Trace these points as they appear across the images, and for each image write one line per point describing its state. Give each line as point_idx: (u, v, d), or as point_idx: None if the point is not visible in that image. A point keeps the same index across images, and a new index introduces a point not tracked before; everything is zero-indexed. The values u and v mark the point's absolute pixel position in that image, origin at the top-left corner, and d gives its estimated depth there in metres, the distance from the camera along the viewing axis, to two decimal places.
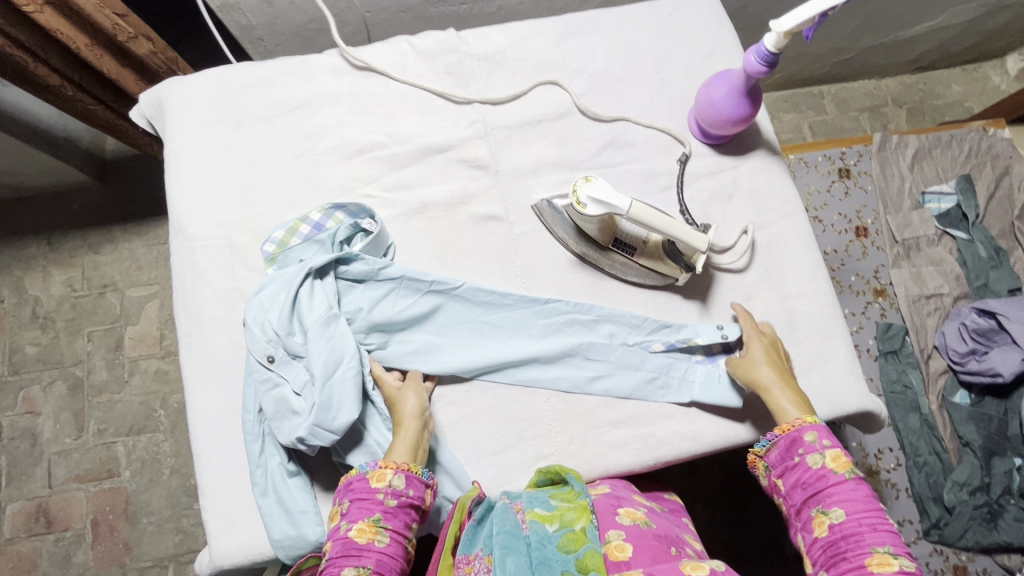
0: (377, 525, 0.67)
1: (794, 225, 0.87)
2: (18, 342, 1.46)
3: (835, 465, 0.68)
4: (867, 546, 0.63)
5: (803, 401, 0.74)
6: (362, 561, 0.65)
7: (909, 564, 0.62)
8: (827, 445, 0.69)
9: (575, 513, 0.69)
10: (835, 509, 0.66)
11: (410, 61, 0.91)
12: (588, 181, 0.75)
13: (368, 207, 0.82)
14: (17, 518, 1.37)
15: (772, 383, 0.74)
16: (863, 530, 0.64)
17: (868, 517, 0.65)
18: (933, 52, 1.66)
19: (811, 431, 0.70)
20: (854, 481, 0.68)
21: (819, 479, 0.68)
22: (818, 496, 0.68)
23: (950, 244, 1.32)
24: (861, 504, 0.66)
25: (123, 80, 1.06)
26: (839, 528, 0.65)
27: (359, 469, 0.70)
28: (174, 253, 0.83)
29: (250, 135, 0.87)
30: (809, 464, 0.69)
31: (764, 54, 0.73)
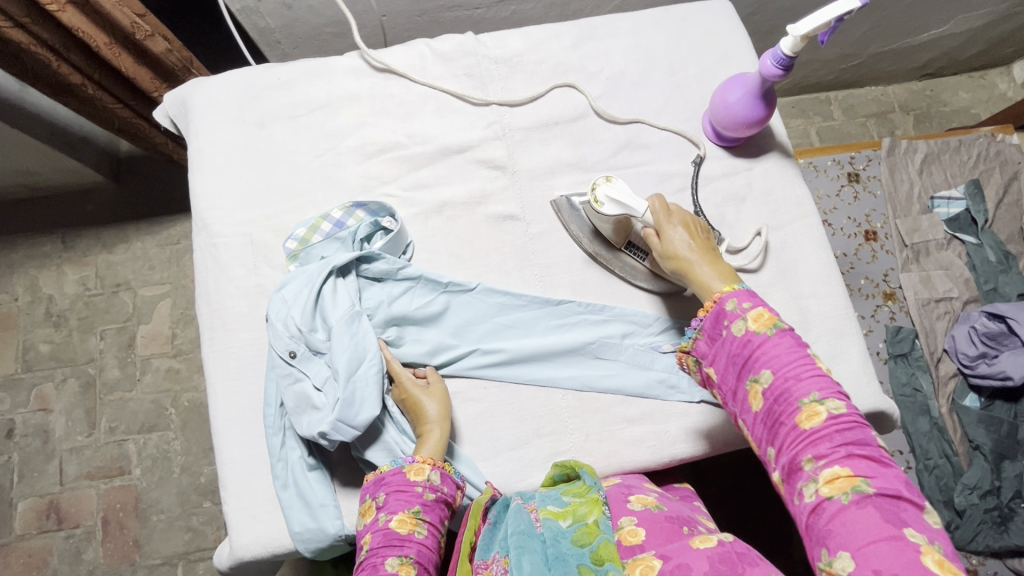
0: (416, 516, 0.68)
1: (807, 227, 0.88)
2: (31, 339, 1.47)
3: (756, 325, 0.64)
4: (798, 404, 0.59)
5: (727, 273, 0.72)
6: (404, 551, 0.65)
7: (844, 410, 0.57)
8: (747, 307, 0.66)
9: (588, 507, 0.69)
10: (764, 372, 0.62)
11: (429, 63, 0.92)
12: (608, 180, 0.77)
13: (388, 206, 0.84)
14: (29, 514, 1.38)
15: (695, 264, 0.73)
16: (791, 385, 0.60)
17: (795, 371, 0.60)
18: (940, 60, 1.68)
19: (730, 300, 0.67)
20: (778, 334, 0.63)
21: (745, 346, 0.64)
22: (748, 365, 0.64)
23: (960, 248, 1.33)
24: (788, 359, 0.61)
25: (140, 79, 1.08)
26: (772, 394, 0.61)
27: (393, 464, 0.72)
28: (196, 250, 0.85)
29: (272, 135, 0.88)
30: (734, 334, 0.65)
31: (780, 57, 0.74)
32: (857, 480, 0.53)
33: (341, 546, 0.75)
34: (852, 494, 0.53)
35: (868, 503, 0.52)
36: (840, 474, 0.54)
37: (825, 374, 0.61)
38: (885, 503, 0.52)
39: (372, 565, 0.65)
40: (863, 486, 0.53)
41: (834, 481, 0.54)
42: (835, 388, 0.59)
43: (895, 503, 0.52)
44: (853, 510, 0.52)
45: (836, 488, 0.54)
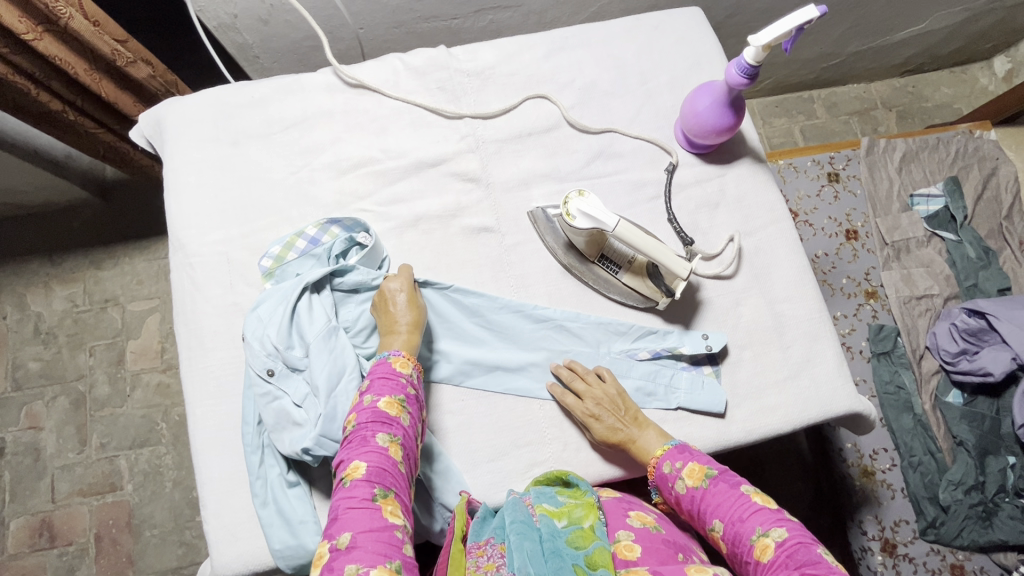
0: (403, 404, 0.68)
1: (780, 231, 0.89)
2: (20, 357, 1.47)
3: (692, 480, 0.71)
4: (749, 540, 0.64)
5: (659, 429, 0.78)
6: (392, 430, 0.66)
7: (788, 533, 0.62)
8: (680, 467, 0.73)
9: (584, 511, 0.70)
10: (714, 521, 0.68)
11: (402, 77, 0.93)
12: (579, 195, 0.77)
13: (363, 221, 0.85)
14: (21, 532, 1.38)
15: (631, 436, 0.77)
16: (737, 526, 0.66)
17: (737, 511, 0.66)
18: (921, 56, 1.69)
19: (665, 463, 0.74)
20: (713, 482, 0.70)
21: (692, 500, 0.71)
22: (701, 516, 0.70)
23: (940, 245, 1.34)
24: (729, 502, 0.68)
25: (122, 103, 1.08)
26: (728, 538, 0.66)
27: (381, 356, 0.72)
28: (173, 270, 0.85)
29: (247, 153, 0.89)
30: (680, 494, 0.72)
31: (744, 66, 0.75)
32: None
33: None
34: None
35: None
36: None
37: (767, 506, 0.66)
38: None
39: (360, 437, 0.65)
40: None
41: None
42: (774, 516, 0.64)
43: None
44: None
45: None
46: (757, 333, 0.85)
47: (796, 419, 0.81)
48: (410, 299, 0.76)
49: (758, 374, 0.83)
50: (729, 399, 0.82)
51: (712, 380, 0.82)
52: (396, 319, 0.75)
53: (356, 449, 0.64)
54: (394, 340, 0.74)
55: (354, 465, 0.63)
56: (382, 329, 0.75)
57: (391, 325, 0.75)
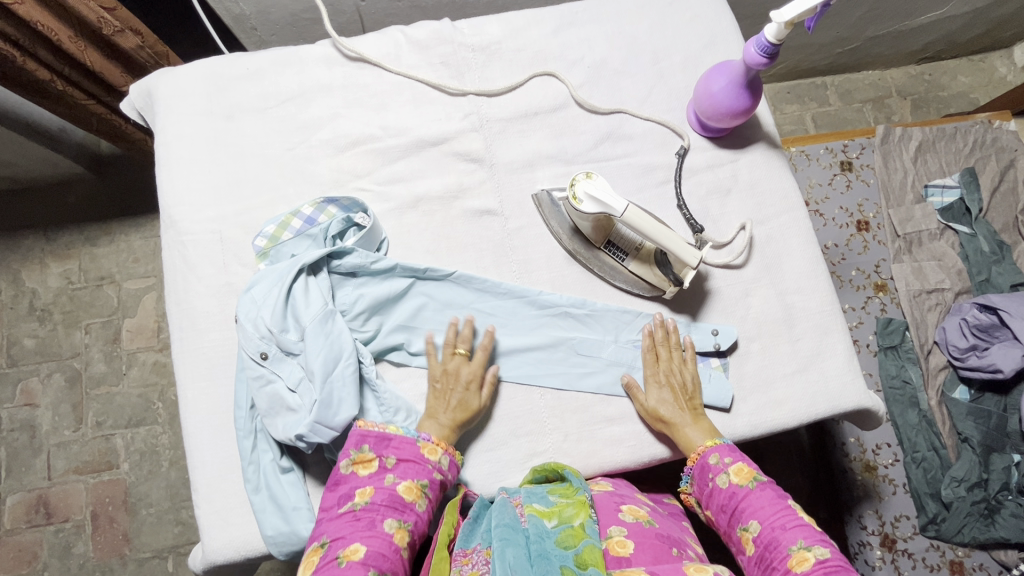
0: (422, 490, 0.68)
1: (793, 220, 0.86)
2: (15, 334, 1.45)
3: (739, 478, 0.71)
4: (785, 549, 0.64)
5: (710, 428, 0.76)
6: (404, 517, 0.66)
7: (830, 555, 0.62)
8: (728, 462, 0.72)
9: (574, 509, 0.68)
10: (751, 522, 0.68)
11: (404, 51, 0.89)
12: (587, 177, 0.74)
13: (361, 201, 0.81)
14: (18, 509, 1.37)
15: (680, 420, 0.76)
16: (777, 534, 0.65)
17: (780, 519, 0.66)
18: (939, 43, 1.64)
19: (713, 453, 0.73)
20: (760, 486, 0.70)
21: (731, 497, 0.71)
22: (737, 514, 0.69)
23: (953, 238, 1.30)
24: (772, 509, 0.67)
25: (109, 74, 1.04)
26: (761, 541, 0.66)
27: (409, 434, 0.71)
28: (165, 247, 0.82)
29: (242, 128, 0.85)
30: (720, 486, 0.72)
31: (764, 45, 0.71)
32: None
33: None
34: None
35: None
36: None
37: (810, 522, 0.66)
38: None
39: (369, 519, 0.65)
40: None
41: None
42: (817, 534, 0.64)
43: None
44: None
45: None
46: (766, 325, 0.82)
47: (804, 414, 0.79)
48: (464, 396, 0.74)
49: (766, 367, 0.81)
50: (736, 393, 0.80)
51: (719, 373, 0.80)
52: (444, 406, 0.74)
53: (361, 529, 0.64)
54: (431, 427, 0.73)
55: (354, 547, 0.62)
56: (426, 409, 0.75)
57: (433, 409, 0.74)
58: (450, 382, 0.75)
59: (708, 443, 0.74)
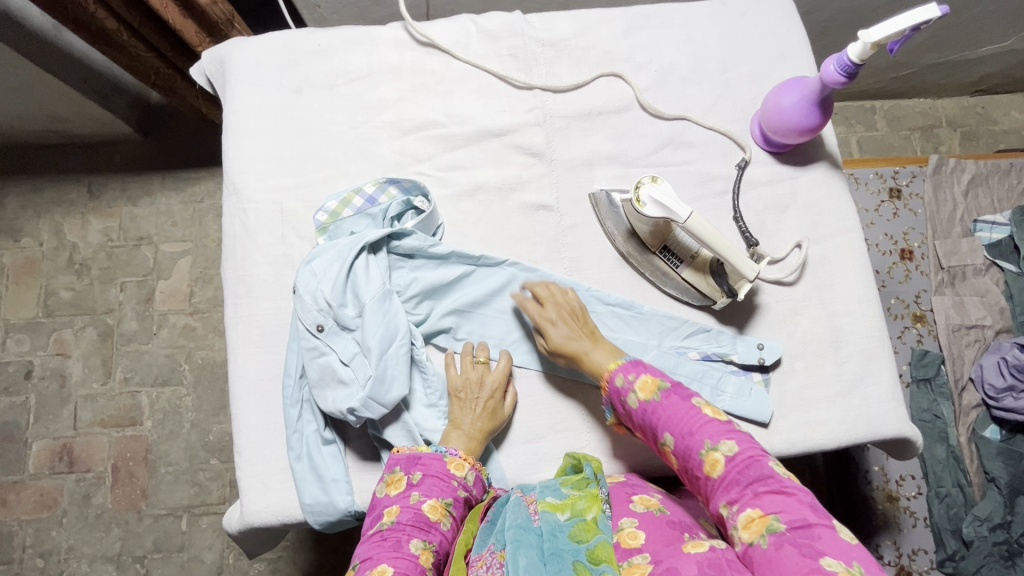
0: (447, 508, 0.66)
1: (849, 242, 0.85)
2: (53, 285, 1.49)
3: (643, 393, 0.66)
4: (698, 456, 0.60)
5: (613, 347, 0.74)
6: (428, 537, 0.63)
7: (738, 447, 0.59)
8: (632, 380, 0.67)
9: (587, 502, 0.64)
10: (665, 436, 0.63)
11: (474, 40, 0.89)
12: (653, 180, 0.75)
13: (422, 184, 0.82)
14: (42, 455, 1.41)
15: (582, 349, 0.73)
16: (689, 441, 0.61)
17: (689, 424, 0.62)
18: (996, 76, 1.60)
19: (618, 375, 0.69)
20: (666, 395, 0.65)
21: (644, 415, 0.66)
22: (652, 433, 0.65)
23: (998, 275, 1.28)
24: (680, 415, 0.63)
25: (184, 32, 1.06)
26: (680, 454, 0.62)
27: (437, 451, 0.70)
28: (226, 214, 0.84)
29: (309, 103, 0.87)
30: (631, 406, 0.67)
31: (845, 63, 0.71)
32: (769, 519, 0.53)
33: (350, 522, 0.75)
34: (768, 535, 0.52)
35: (785, 543, 0.51)
36: (754, 516, 0.54)
37: (718, 418, 0.62)
38: (800, 537, 0.51)
39: (395, 539, 0.62)
40: (774, 523, 0.53)
41: (750, 525, 0.54)
42: (727, 428, 0.61)
43: (808, 535, 0.51)
44: (774, 552, 0.51)
45: (753, 530, 0.53)
46: (813, 345, 0.82)
47: (843, 437, 0.79)
48: (491, 404, 0.74)
49: (808, 387, 0.80)
50: (775, 410, 0.80)
51: (760, 388, 0.80)
52: (470, 415, 0.73)
53: (387, 550, 0.60)
54: (456, 438, 0.72)
55: (381, 568, 0.58)
56: (452, 419, 0.74)
57: (457, 421, 0.73)
58: (474, 390, 0.75)
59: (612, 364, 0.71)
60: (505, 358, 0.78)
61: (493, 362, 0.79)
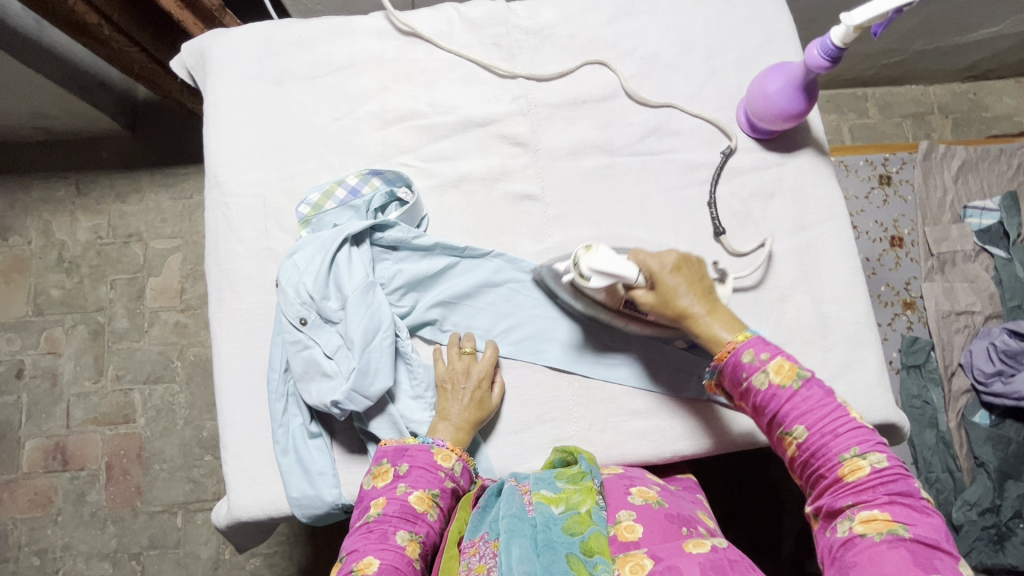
0: (434, 498, 0.66)
1: (836, 228, 0.85)
2: (42, 284, 1.48)
3: (780, 379, 0.60)
4: (835, 455, 0.57)
5: (731, 317, 0.67)
6: (415, 528, 0.63)
7: (886, 460, 0.55)
8: (766, 359, 0.61)
9: (582, 495, 0.62)
10: (796, 427, 0.59)
11: (457, 29, 0.88)
12: (588, 251, 0.70)
13: (405, 176, 0.82)
14: (36, 454, 1.41)
15: (695, 311, 0.67)
16: (827, 440, 0.57)
17: (830, 424, 0.58)
18: (988, 61, 1.60)
19: (747, 350, 0.63)
20: (805, 386, 0.59)
21: (771, 400, 0.60)
22: (777, 418, 0.60)
23: (988, 261, 1.28)
24: (821, 411, 0.58)
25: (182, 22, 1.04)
26: (809, 445, 0.58)
27: (423, 442, 0.69)
28: (208, 208, 0.83)
29: (291, 94, 0.86)
30: (756, 388, 0.62)
31: (828, 47, 0.70)
32: (894, 524, 0.52)
33: (338, 515, 0.75)
34: (887, 535, 0.51)
35: (901, 546, 0.50)
36: (878, 517, 0.53)
37: (864, 424, 0.58)
38: (920, 549, 0.50)
39: (381, 531, 0.61)
40: (899, 529, 0.52)
41: (870, 521, 0.53)
42: (876, 438, 0.57)
43: (931, 552, 0.50)
44: (884, 548, 0.51)
45: (871, 527, 0.52)
46: (800, 332, 0.82)
47: None
48: (478, 394, 0.74)
49: None
50: None
51: None
52: (457, 406, 0.73)
53: (374, 541, 0.60)
54: (444, 429, 0.72)
55: (367, 560, 0.58)
56: (438, 410, 0.73)
57: (444, 412, 0.73)
58: (460, 380, 0.74)
59: (739, 336, 0.64)
60: (491, 347, 0.77)
61: (479, 353, 0.79)
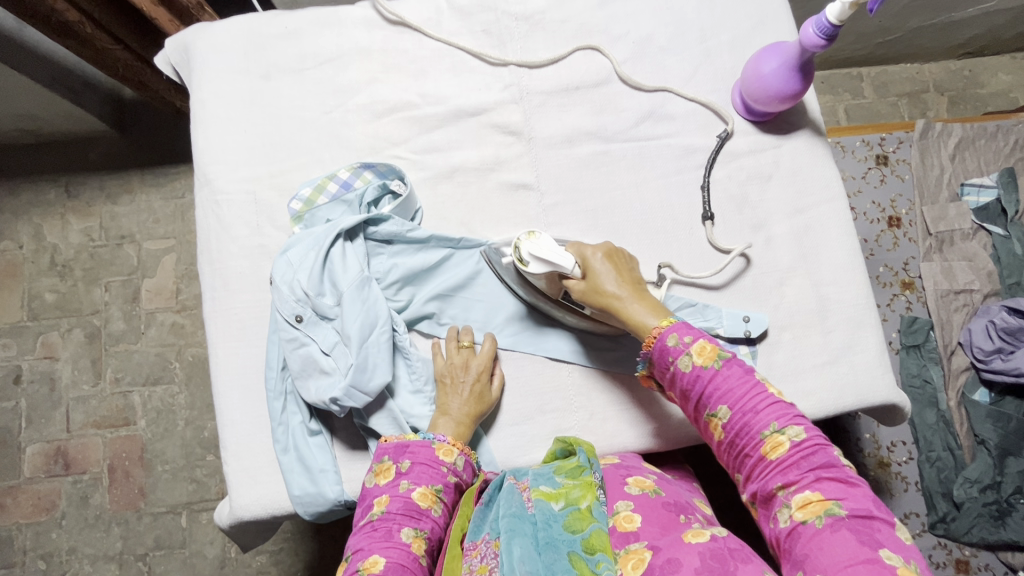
0: (438, 494, 0.65)
1: (834, 210, 0.84)
2: (36, 288, 1.46)
3: (702, 359, 0.60)
4: (759, 436, 0.56)
5: (656, 305, 0.67)
6: (419, 525, 0.62)
7: (806, 434, 0.55)
8: (689, 341, 0.61)
9: (581, 490, 0.62)
10: (720, 407, 0.58)
11: (446, 17, 0.87)
12: (530, 236, 0.72)
13: (397, 168, 0.81)
14: (37, 458, 1.40)
15: (622, 301, 0.67)
16: (748, 418, 0.57)
17: (751, 402, 0.57)
18: (983, 37, 1.58)
19: (670, 335, 0.62)
20: (726, 364, 0.59)
21: (696, 382, 0.60)
22: (703, 401, 0.60)
23: (986, 239, 1.28)
24: (741, 389, 0.58)
25: (157, 19, 1.03)
26: (735, 427, 0.57)
27: (424, 438, 0.69)
28: (199, 206, 0.82)
29: (278, 88, 0.84)
30: (681, 371, 0.61)
31: (824, 25, 0.69)
32: (829, 504, 0.51)
33: (342, 512, 0.75)
34: (825, 518, 0.50)
35: (842, 527, 0.49)
36: (812, 499, 0.52)
37: (783, 398, 0.58)
38: (859, 525, 0.49)
39: (385, 529, 0.61)
40: (835, 508, 0.51)
41: (806, 505, 0.52)
42: (795, 411, 0.57)
43: (868, 525, 0.49)
44: (828, 534, 0.49)
45: (810, 512, 0.51)
46: (799, 315, 0.81)
47: (831, 406, 0.79)
48: (477, 388, 0.73)
49: (796, 357, 0.80)
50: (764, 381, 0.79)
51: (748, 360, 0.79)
52: (457, 400, 0.73)
53: (379, 540, 0.60)
54: (444, 424, 0.71)
55: (373, 559, 0.58)
56: (438, 405, 0.73)
57: (445, 407, 0.72)
58: (459, 374, 0.74)
59: (663, 322, 0.64)
60: (490, 340, 0.77)
61: (478, 346, 0.78)
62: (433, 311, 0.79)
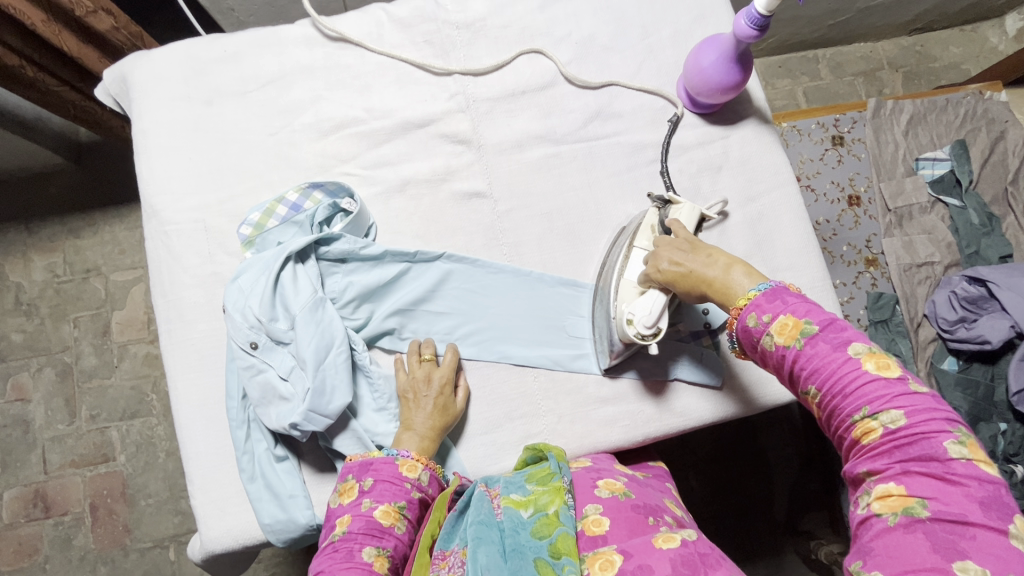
0: (401, 511, 0.65)
1: (784, 196, 0.85)
2: (3, 329, 1.43)
3: (783, 339, 0.55)
4: (847, 419, 0.51)
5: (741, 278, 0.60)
6: (382, 543, 0.62)
7: (905, 421, 0.48)
8: (769, 321, 0.56)
9: (550, 496, 0.62)
10: (809, 387, 0.53)
11: (387, 30, 0.86)
12: (632, 325, 0.69)
13: (347, 185, 0.80)
14: (15, 503, 1.37)
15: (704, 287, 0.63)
16: (839, 400, 0.51)
17: (840, 384, 0.51)
18: (930, 13, 1.61)
19: (748, 315, 0.57)
20: (809, 343, 0.53)
21: (780, 362, 0.55)
22: (791, 379, 0.55)
23: (943, 211, 1.31)
24: (830, 369, 0.52)
25: (87, 60, 1.02)
26: (825, 407, 0.53)
27: (388, 454, 0.69)
28: (148, 238, 0.81)
29: (222, 113, 0.83)
30: (766, 352, 0.57)
31: (754, 16, 0.69)
32: (911, 501, 0.46)
33: (315, 535, 0.74)
34: (902, 517, 0.45)
35: (917, 529, 0.44)
36: (893, 493, 0.47)
37: (885, 376, 0.50)
38: (941, 529, 0.43)
39: (347, 550, 0.60)
40: (916, 508, 0.45)
41: (886, 498, 0.47)
42: (897, 391, 0.49)
43: (957, 531, 0.43)
44: (899, 534, 0.45)
45: (887, 506, 0.47)
46: None
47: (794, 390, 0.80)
48: (441, 401, 0.73)
49: None
50: (727, 369, 0.80)
51: (711, 352, 0.80)
52: (421, 414, 0.72)
53: (339, 561, 0.59)
54: (409, 440, 0.71)
55: None
56: (402, 421, 0.73)
57: (409, 422, 0.72)
58: (422, 388, 0.74)
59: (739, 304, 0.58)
60: (452, 350, 0.77)
61: (440, 357, 0.78)
62: (393, 327, 0.78)
